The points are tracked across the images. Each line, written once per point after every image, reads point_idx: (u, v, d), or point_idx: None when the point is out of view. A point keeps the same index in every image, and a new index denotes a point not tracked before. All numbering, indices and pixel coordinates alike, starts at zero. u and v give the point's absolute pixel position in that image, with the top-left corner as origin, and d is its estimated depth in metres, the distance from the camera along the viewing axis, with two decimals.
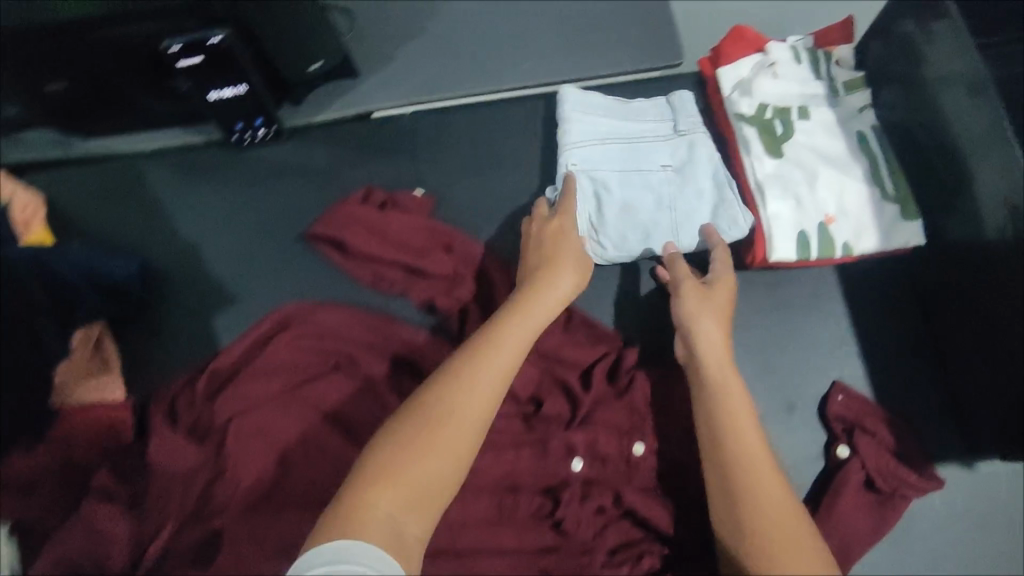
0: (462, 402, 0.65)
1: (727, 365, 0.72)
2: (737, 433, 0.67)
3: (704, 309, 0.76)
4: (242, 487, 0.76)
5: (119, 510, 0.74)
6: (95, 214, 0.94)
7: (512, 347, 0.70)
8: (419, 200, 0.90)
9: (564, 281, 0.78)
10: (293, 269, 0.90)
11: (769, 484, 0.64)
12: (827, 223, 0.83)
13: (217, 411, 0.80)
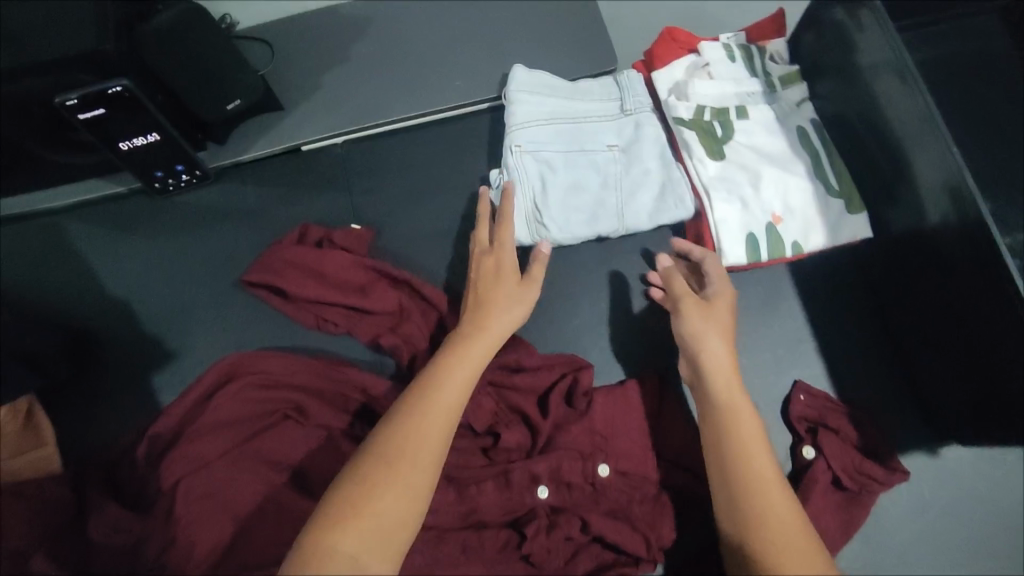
0: (422, 433, 0.64)
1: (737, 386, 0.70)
2: (749, 451, 0.66)
3: (704, 323, 0.74)
4: (196, 553, 0.73)
5: None
6: (11, 276, 0.88)
7: (466, 374, 0.69)
8: (357, 233, 0.86)
9: (519, 303, 0.76)
10: (232, 318, 0.86)
11: (780, 503, 0.63)
12: (774, 223, 0.82)
13: (162, 477, 0.76)
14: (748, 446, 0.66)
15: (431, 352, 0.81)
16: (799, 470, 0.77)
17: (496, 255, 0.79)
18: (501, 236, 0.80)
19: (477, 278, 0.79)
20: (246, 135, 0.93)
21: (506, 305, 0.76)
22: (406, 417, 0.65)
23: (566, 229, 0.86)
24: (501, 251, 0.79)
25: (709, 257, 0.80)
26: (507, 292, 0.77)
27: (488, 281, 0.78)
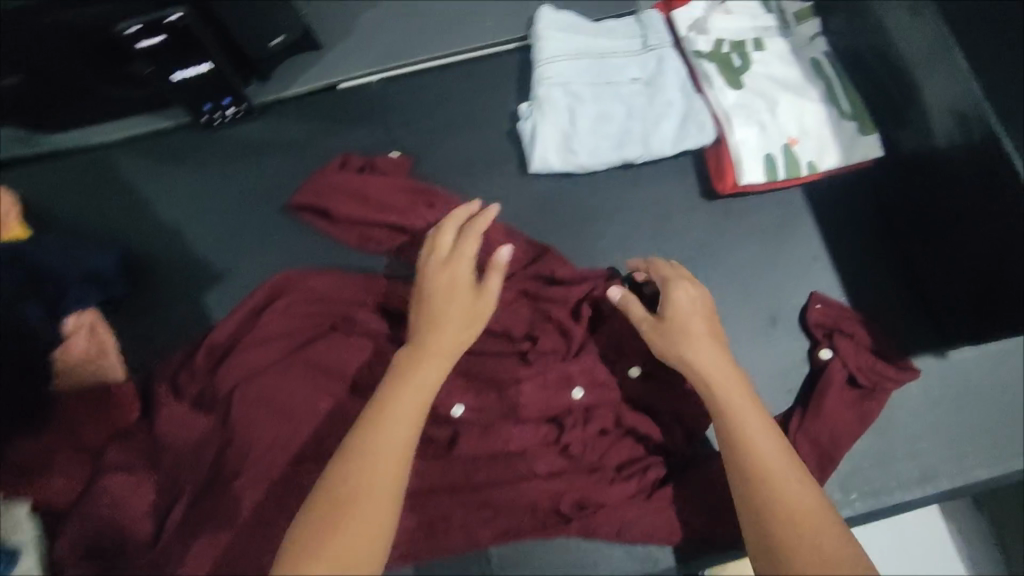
0: (374, 457, 0.62)
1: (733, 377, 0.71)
2: (773, 469, 0.63)
3: (685, 339, 0.73)
4: (255, 449, 0.78)
5: (139, 478, 0.76)
6: (69, 205, 0.93)
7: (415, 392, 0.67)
8: (397, 161, 0.92)
9: (472, 314, 0.74)
10: (279, 241, 0.90)
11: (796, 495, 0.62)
12: (791, 144, 0.88)
13: (219, 381, 0.81)
14: (766, 459, 0.64)
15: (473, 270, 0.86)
16: (816, 371, 0.84)
17: (449, 267, 0.76)
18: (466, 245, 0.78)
19: (429, 289, 0.75)
20: (287, 72, 0.97)
21: (454, 318, 0.73)
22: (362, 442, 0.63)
23: (593, 155, 0.91)
24: (456, 265, 0.76)
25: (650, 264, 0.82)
26: (455, 306, 0.74)
27: (443, 296, 0.75)
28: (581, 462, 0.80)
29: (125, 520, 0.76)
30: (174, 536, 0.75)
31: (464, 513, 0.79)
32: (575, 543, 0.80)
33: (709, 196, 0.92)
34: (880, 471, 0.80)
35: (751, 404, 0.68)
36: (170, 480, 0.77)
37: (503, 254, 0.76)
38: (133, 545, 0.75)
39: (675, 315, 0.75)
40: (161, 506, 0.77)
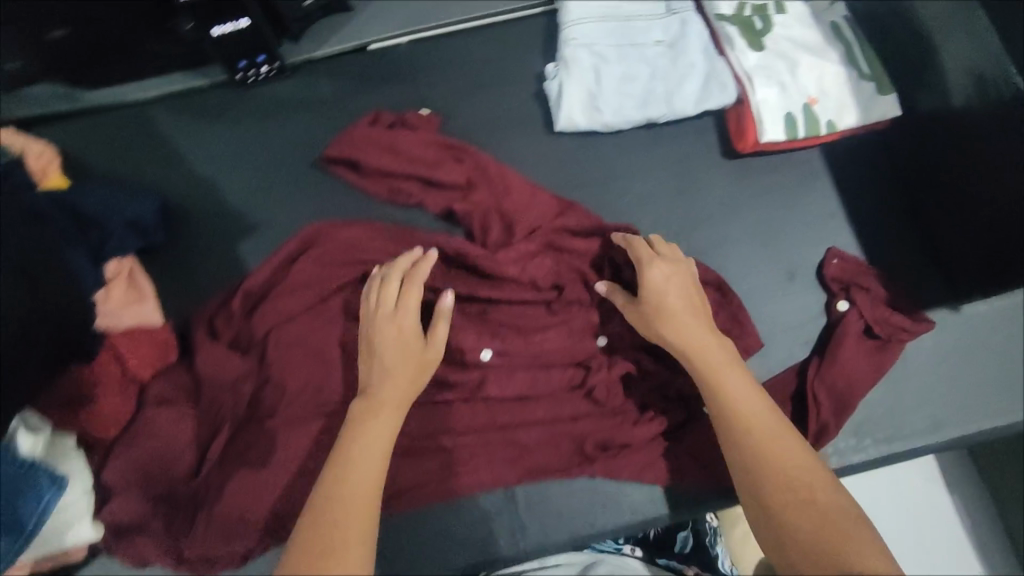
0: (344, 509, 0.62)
1: (713, 340, 0.74)
2: (765, 437, 0.66)
3: (663, 318, 0.76)
4: (290, 388, 0.81)
5: (182, 412, 0.81)
6: (107, 157, 0.96)
7: (375, 444, 0.67)
8: (426, 118, 0.94)
9: (423, 368, 0.74)
10: (312, 194, 0.93)
11: (792, 453, 0.64)
12: (811, 104, 0.90)
13: (256, 325, 0.84)
14: (756, 431, 0.66)
15: (501, 223, 0.90)
16: (833, 322, 0.86)
17: (397, 317, 0.76)
18: (410, 291, 0.77)
19: (378, 342, 0.75)
20: (319, 33, 1.00)
21: (405, 371, 0.73)
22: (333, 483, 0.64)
23: (617, 114, 0.93)
24: (402, 315, 0.76)
25: (631, 241, 0.83)
26: (407, 358, 0.74)
27: (394, 345, 0.74)
28: (606, 405, 0.84)
29: (170, 451, 0.80)
30: (216, 467, 0.80)
31: (492, 453, 0.82)
32: (597, 485, 0.82)
33: (728, 155, 0.95)
34: (894, 418, 0.83)
35: (741, 375, 0.71)
36: (211, 414, 0.82)
37: (447, 301, 0.77)
38: (175, 474, 0.80)
39: (655, 295, 0.77)
40: (202, 437, 0.81)
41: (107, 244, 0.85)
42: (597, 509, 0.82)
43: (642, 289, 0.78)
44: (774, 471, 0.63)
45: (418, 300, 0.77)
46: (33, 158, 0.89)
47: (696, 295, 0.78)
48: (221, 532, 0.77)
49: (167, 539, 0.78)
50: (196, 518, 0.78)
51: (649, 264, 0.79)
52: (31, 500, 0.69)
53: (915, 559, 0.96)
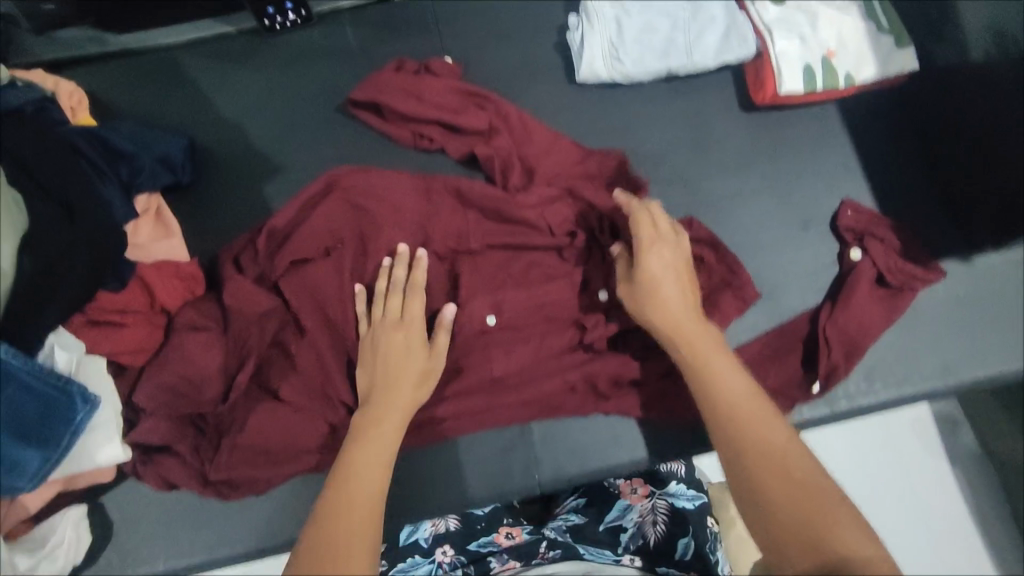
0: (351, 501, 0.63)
1: (702, 327, 0.73)
2: (744, 416, 0.65)
3: (654, 302, 0.75)
4: (314, 323, 0.83)
5: (212, 340, 0.82)
6: (134, 98, 0.97)
7: (384, 442, 0.70)
8: (450, 66, 0.96)
9: (427, 375, 0.77)
10: (336, 139, 0.95)
11: (775, 435, 0.63)
12: (829, 56, 0.92)
13: (281, 263, 0.85)
14: (739, 411, 0.65)
15: (521, 168, 0.91)
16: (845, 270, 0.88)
17: (402, 325, 0.79)
18: (414, 298, 0.81)
19: (382, 351, 0.77)
20: None
21: (410, 377, 0.76)
22: (339, 491, 0.64)
23: (638, 66, 0.95)
24: (409, 325, 0.79)
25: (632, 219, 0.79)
26: (411, 363, 0.77)
27: (396, 352, 0.77)
28: (623, 349, 0.85)
29: (199, 378, 0.81)
30: (241, 398, 0.81)
31: (508, 392, 0.83)
32: (608, 424, 0.85)
33: (746, 109, 0.96)
34: (903, 362, 0.85)
35: (727, 358, 0.70)
36: (237, 346, 0.82)
37: (449, 313, 0.80)
38: (202, 401, 0.81)
39: (649, 284, 0.75)
40: (229, 367, 0.82)
41: (137, 179, 0.86)
42: (609, 448, 0.84)
43: (641, 274, 0.76)
44: (754, 449, 0.62)
45: (421, 308, 0.80)
46: (65, 97, 0.90)
47: (687, 278, 0.77)
48: (245, 457, 0.80)
49: (194, 462, 0.80)
50: (221, 443, 0.80)
51: (645, 249, 0.77)
52: (68, 419, 0.71)
53: (899, 498, 1.02)
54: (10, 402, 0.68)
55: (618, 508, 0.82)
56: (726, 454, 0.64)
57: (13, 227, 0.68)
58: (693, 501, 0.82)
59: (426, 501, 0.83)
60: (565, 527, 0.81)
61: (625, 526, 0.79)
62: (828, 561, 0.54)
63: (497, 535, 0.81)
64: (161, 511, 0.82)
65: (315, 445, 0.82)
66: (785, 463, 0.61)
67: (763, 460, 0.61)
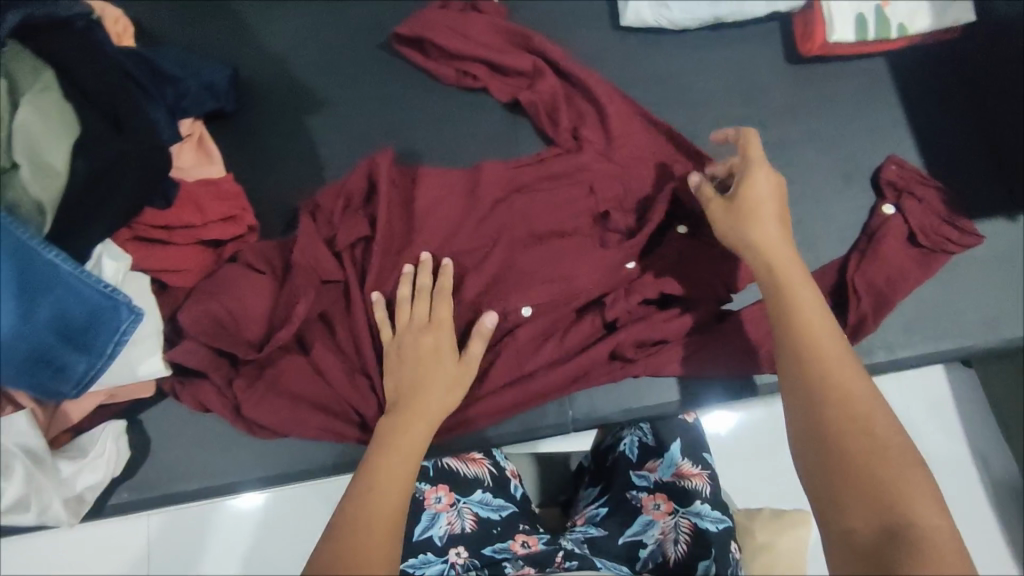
0: (382, 479, 0.60)
1: (798, 265, 0.69)
2: (828, 361, 0.61)
3: (750, 223, 0.72)
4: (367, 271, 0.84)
5: (268, 286, 0.82)
6: (175, 26, 0.96)
7: (418, 428, 0.66)
8: (495, 5, 0.95)
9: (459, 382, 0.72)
10: (377, 76, 0.95)
11: (856, 383, 0.60)
12: (883, 6, 0.91)
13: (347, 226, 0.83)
14: (823, 356, 0.62)
15: (564, 109, 0.90)
16: (875, 224, 0.86)
17: (432, 328, 0.74)
18: (441, 303, 0.77)
19: (410, 356, 0.73)
20: None
21: (444, 377, 0.71)
22: (373, 463, 0.62)
23: (686, 12, 0.94)
24: (438, 330, 0.74)
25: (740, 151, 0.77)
26: (445, 366, 0.72)
27: (424, 354, 0.72)
28: (650, 316, 0.82)
29: (242, 317, 0.80)
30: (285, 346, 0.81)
31: (541, 333, 0.82)
32: (640, 383, 0.83)
33: (792, 60, 0.95)
34: (943, 319, 0.84)
35: (813, 296, 0.66)
36: (289, 293, 0.80)
37: (489, 323, 0.76)
38: (242, 340, 0.80)
39: (749, 219, 0.72)
40: (275, 315, 0.81)
41: (183, 104, 0.87)
42: (644, 389, 0.83)
43: (740, 197, 0.74)
44: (833, 398, 0.59)
45: (451, 320, 0.76)
46: (110, 23, 0.90)
47: (785, 224, 0.73)
48: (272, 405, 0.78)
49: (228, 395, 0.79)
50: (257, 380, 0.79)
51: (751, 179, 0.74)
52: (110, 330, 0.72)
53: None
54: (57, 303, 0.69)
55: (640, 522, 0.84)
56: (795, 396, 0.61)
57: (67, 125, 0.72)
58: (717, 524, 0.85)
59: (458, 436, 0.82)
60: (583, 538, 0.81)
61: (646, 541, 0.82)
62: (898, 525, 0.51)
63: (513, 542, 0.77)
64: (196, 432, 0.82)
65: (343, 411, 0.80)
66: (865, 417, 0.58)
67: (838, 412, 0.58)
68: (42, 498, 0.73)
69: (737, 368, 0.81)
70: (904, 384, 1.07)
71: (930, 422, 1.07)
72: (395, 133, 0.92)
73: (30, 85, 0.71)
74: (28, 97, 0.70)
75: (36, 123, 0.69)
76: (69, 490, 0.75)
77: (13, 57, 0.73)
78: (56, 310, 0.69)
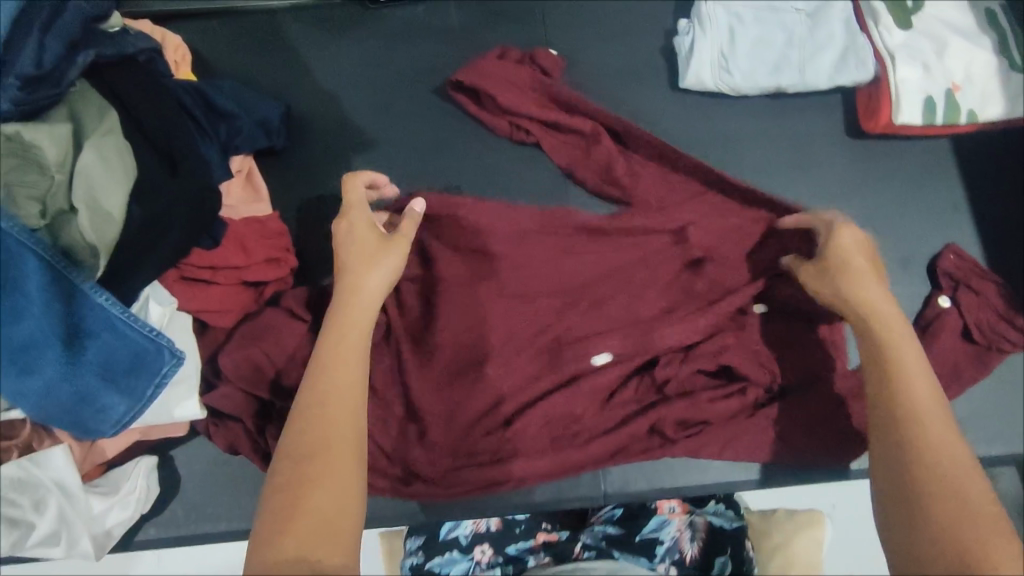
0: (328, 412, 0.60)
1: (899, 313, 0.67)
2: (919, 396, 0.60)
3: (844, 274, 0.70)
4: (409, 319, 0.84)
5: (306, 331, 0.80)
6: (234, 59, 0.96)
7: (355, 330, 0.66)
8: (556, 60, 0.94)
9: (390, 260, 0.72)
10: (430, 121, 0.94)
11: (949, 436, 0.58)
12: (953, 90, 0.88)
13: None
14: (919, 403, 0.60)
15: (618, 173, 0.89)
16: (929, 315, 0.83)
17: (356, 214, 0.74)
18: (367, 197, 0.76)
19: (340, 239, 0.73)
20: None
21: (373, 263, 0.71)
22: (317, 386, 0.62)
23: (747, 79, 0.91)
24: (360, 212, 0.75)
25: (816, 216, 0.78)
26: (373, 249, 0.72)
27: (354, 238, 0.73)
28: (696, 394, 0.80)
29: (281, 363, 0.80)
30: None
31: (584, 399, 0.80)
32: (675, 464, 0.82)
33: (854, 135, 0.93)
34: (992, 420, 0.82)
35: (914, 345, 0.65)
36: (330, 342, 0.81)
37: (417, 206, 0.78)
38: (278, 386, 0.79)
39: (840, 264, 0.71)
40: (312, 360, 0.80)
41: (236, 140, 0.86)
42: (677, 470, 0.82)
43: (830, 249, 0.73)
44: (918, 432, 0.58)
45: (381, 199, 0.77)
46: (170, 51, 0.89)
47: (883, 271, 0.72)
48: None
49: (259, 443, 0.79)
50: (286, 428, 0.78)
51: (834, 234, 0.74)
52: (149, 375, 0.72)
53: None
54: (103, 346, 0.70)
55: (656, 521, 0.86)
56: (882, 438, 0.60)
57: (127, 170, 0.72)
58: (731, 521, 0.88)
59: (489, 500, 0.81)
60: (601, 534, 0.85)
61: (662, 539, 0.85)
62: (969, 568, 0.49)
63: (536, 541, 0.85)
64: (226, 473, 0.82)
65: (379, 465, 0.79)
66: (956, 468, 0.56)
67: (927, 459, 0.57)
68: (71, 533, 0.73)
69: (777, 458, 0.80)
70: None
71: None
72: (443, 182, 0.91)
73: (95, 128, 0.72)
74: (92, 139, 0.71)
75: (96, 167, 0.70)
76: (100, 526, 0.75)
77: (82, 97, 0.74)
78: (102, 352, 0.70)
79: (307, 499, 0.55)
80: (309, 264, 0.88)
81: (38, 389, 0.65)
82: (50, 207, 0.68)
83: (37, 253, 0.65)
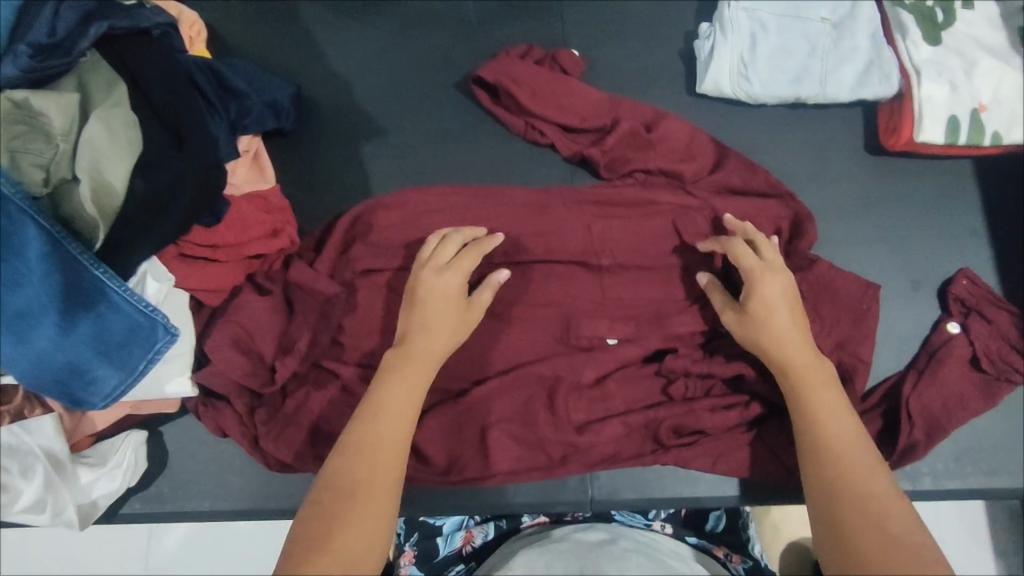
0: (378, 454, 0.61)
1: (813, 355, 0.68)
2: (834, 435, 0.62)
3: (766, 332, 0.69)
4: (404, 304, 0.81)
5: (305, 322, 0.80)
6: (249, 38, 0.96)
7: (422, 378, 0.67)
8: (576, 59, 0.92)
9: (460, 334, 0.71)
10: (441, 113, 0.93)
11: (872, 477, 0.59)
12: (979, 110, 0.85)
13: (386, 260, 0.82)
14: (837, 447, 0.61)
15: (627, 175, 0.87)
16: (937, 341, 0.81)
17: (443, 276, 0.72)
18: (462, 260, 0.73)
19: (422, 298, 0.71)
20: None
21: (442, 335, 0.70)
22: (368, 426, 0.62)
23: (767, 88, 0.89)
24: (449, 274, 0.72)
25: (760, 235, 0.75)
26: (447, 320, 0.71)
27: (435, 302, 0.71)
28: (695, 403, 0.78)
29: (266, 344, 0.80)
30: (303, 377, 0.80)
31: (576, 402, 0.78)
32: (665, 470, 0.81)
33: (873, 151, 0.90)
34: (995, 451, 0.80)
35: (827, 383, 0.66)
36: (324, 323, 0.80)
37: (499, 275, 0.74)
38: (261, 368, 0.79)
39: (764, 310, 0.69)
40: (306, 345, 0.80)
41: (245, 120, 0.86)
42: (667, 478, 0.81)
43: (749, 304, 0.70)
44: (837, 475, 0.60)
45: (473, 263, 0.73)
46: (185, 26, 0.89)
47: (802, 309, 0.71)
48: (286, 441, 0.77)
49: (247, 423, 0.78)
50: (279, 413, 0.79)
51: (757, 285, 0.70)
52: (143, 346, 0.72)
53: None
54: (98, 318, 0.69)
55: None
56: (813, 482, 0.61)
57: (132, 143, 0.72)
58: None
59: (482, 496, 0.80)
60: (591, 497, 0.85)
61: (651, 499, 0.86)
62: None
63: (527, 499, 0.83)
64: (214, 452, 0.82)
65: None
66: (878, 509, 0.57)
67: (849, 501, 0.58)
68: (58, 501, 0.74)
69: (770, 479, 0.78)
70: (939, 504, 1.00)
71: (973, 554, 0.99)
72: (450, 175, 0.90)
73: (103, 99, 0.73)
74: (98, 111, 0.71)
75: (101, 138, 0.70)
76: (84, 495, 0.76)
77: (92, 68, 0.75)
78: (98, 323, 0.69)
79: (343, 534, 0.56)
80: (313, 241, 0.86)
81: (31, 358, 0.65)
82: (54, 174, 0.69)
83: (37, 221, 0.66)
